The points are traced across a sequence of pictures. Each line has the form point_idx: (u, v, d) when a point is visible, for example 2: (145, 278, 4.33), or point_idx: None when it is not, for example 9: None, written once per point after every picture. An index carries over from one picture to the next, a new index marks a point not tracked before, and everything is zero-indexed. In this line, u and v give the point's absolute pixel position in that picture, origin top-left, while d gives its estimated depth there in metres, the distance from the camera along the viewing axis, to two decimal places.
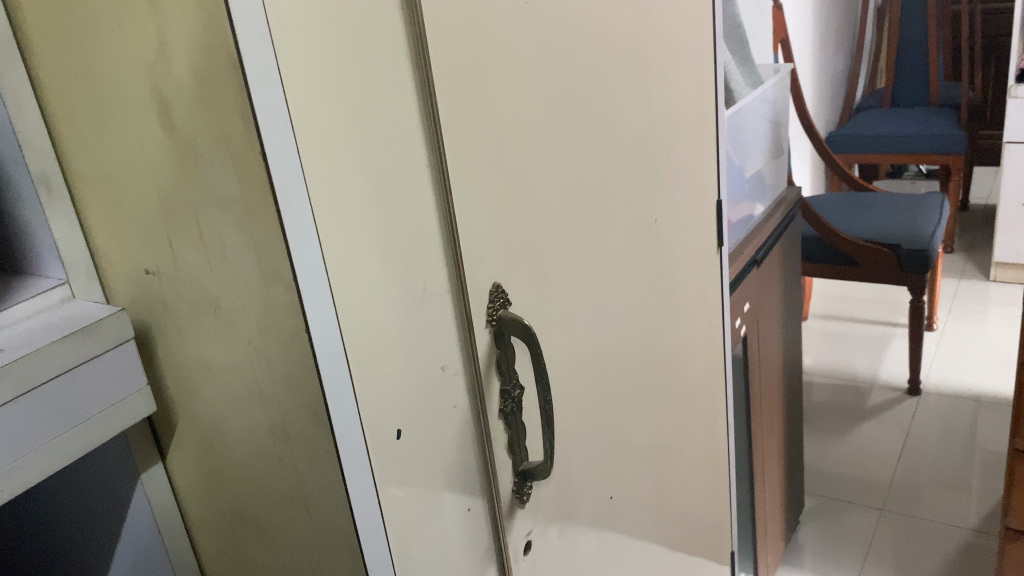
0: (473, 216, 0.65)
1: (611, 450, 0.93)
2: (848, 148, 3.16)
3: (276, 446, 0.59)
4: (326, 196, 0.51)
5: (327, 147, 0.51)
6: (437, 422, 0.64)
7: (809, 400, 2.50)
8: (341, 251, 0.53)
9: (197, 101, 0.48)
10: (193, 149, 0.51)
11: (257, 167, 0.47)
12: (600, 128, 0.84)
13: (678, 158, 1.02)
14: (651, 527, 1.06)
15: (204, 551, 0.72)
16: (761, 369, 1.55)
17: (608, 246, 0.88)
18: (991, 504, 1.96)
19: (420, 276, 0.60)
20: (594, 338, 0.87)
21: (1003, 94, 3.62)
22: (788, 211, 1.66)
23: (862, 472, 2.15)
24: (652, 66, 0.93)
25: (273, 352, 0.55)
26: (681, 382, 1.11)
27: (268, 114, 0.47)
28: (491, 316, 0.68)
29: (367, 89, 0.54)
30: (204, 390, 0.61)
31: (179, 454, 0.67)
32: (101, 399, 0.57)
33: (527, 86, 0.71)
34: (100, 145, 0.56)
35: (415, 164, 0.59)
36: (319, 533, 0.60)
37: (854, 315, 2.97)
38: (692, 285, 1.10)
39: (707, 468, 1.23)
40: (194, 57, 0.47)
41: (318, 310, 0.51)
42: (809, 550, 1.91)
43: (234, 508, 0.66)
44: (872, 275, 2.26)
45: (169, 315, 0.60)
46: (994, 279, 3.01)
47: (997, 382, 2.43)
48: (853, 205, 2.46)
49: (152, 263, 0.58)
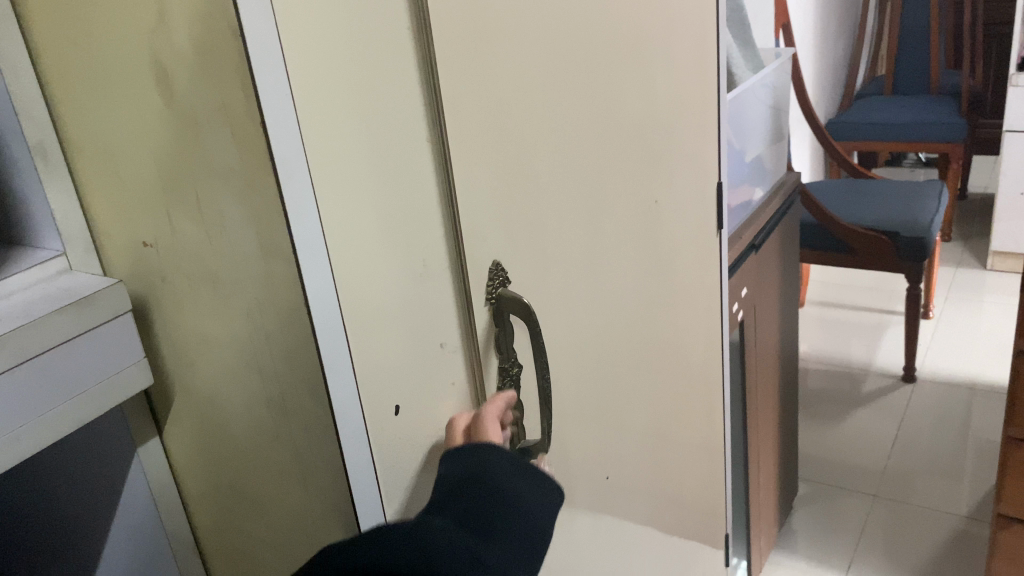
0: (475, 194, 0.64)
1: (608, 433, 0.93)
2: (848, 135, 3.15)
3: (274, 422, 0.59)
4: (327, 168, 0.51)
5: (329, 120, 0.51)
6: (436, 400, 0.64)
7: (805, 386, 2.51)
8: (342, 224, 0.52)
9: (197, 70, 0.48)
10: (192, 120, 0.50)
11: (257, 138, 0.47)
12: (603, 109, 0.83)
13: (677, 140, 1.01)
14: (647, 509, 1.06)
15: (201, 528, 0.72)
16: (758, 354, 1.55)
17: (608, 227, 0.87)
18: (983, 492, 1.97)
19: (421, 252, 0.60)
20: (593, 319, 0.86)
21: (1003, 82, 3.60)
22: (787, 198, 1.65)
23: (857, 459, 2.15)
24: (654, 47, 0.93)
25: (271, 325, 0.54)
26: (678, 366, 1.11)
27: (269, 85, 0.46)
28: (490, 295, 0.68)
29: (369, 64, 0.53)
30: (202, 365, 0.61)
31: (177, 429, 0.67)
32: (96, 372, 0.57)
33: (530, 65, 0.70)
34: (100, 116, 0.55)
35: (415, 138, 0.58)
36: (317, 508, 0.60)
37: (851, 302, 2.97)
38: (691, 270, 1.10)
39: (703, 452, 1.23)
40: (195, 26, 0.47)
41: (318, 285, 0.51)
42: (801, 535, 1.92)
43: (232, 483, 0.66)
44: (869, 262, 2.26)
45: (168, 288, 0.59)
46: (990, 268, 3.00)
47: (992, 371, 2.43)
48: (853, 192, 2.45)
49: (150, 236, 0.57)
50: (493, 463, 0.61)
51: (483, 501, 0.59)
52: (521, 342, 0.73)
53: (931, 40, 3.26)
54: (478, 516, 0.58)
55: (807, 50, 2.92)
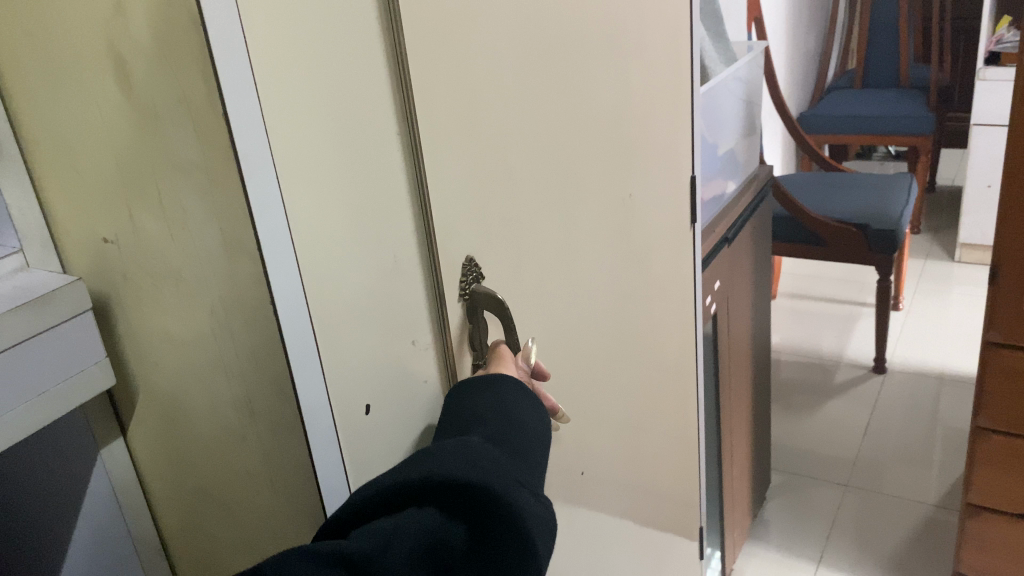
0: (447, 189, 0.63)
1: (582, 428, 0.93)
2: (819, 128, 3.16)
3: (241, 422, 0.57)
4: (293, 163, 0.49)
5: (295, 114, 0.49)
6: (407, 397, 0.63)
7: (777, 377, 2.52)
8: (308, 219, 0.51)
9: (156, 60, 0.46)
10: (152, 112, 0.49)
11: (219, 131, 0.45)
12: (577, 101, 0.83)
13: (651, 132, 1.00)
14: (622, 502, 1.06)
15: (167, 530, 0.70)
16: (731, 346, 1.55)
17: (581, 221, 0.86)
18: (951, 481, 1.99)
19: (391, 247, 0.59)
20: (568, 313, 0.86)
21: (970, 77, 3.64)
22: (759, 191, 1.65)
23: (829, 448, 2.17)
24: (628, 38, 0.92)
25: (237, 324, 0.53)
26: (653, 358, 1.11)
27: (232, 77, 0.45)
28: (463, 291, 0.67)
29: (336, 56, 0.52)
30: (166, 364, 0.59)
31: (141, 429, 0.65)
32: (54, 373, 0.55)
33: (503, 56, 0.69)
34: (56, 107, 0.53)
35: (383, 132, 0.57)
36: (286, 510, 0.59)
37: (822, 293, 2.99)
38: (665, 262, 1.10)
39: (678, 444, 1.23)
40: (154, 15, 0.45)
41: (284, 283, 0.50)
42: (774, 524, 1.93)
43: (198, 485, 0.64)
44: (840, 255, 2.27)
45: (129, 285, 0.57)
46: (959, 259, 3.04)
47: (960, 362, 2.46)
48: (824, 184, 2.46)
49: (110, 231, 0.56)
50: (511, 395, 0.63)
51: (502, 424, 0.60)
52: (495, 338, 0.72)
53: (900, 34, 3.29)
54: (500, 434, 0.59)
55: (778, 44, 2.93)
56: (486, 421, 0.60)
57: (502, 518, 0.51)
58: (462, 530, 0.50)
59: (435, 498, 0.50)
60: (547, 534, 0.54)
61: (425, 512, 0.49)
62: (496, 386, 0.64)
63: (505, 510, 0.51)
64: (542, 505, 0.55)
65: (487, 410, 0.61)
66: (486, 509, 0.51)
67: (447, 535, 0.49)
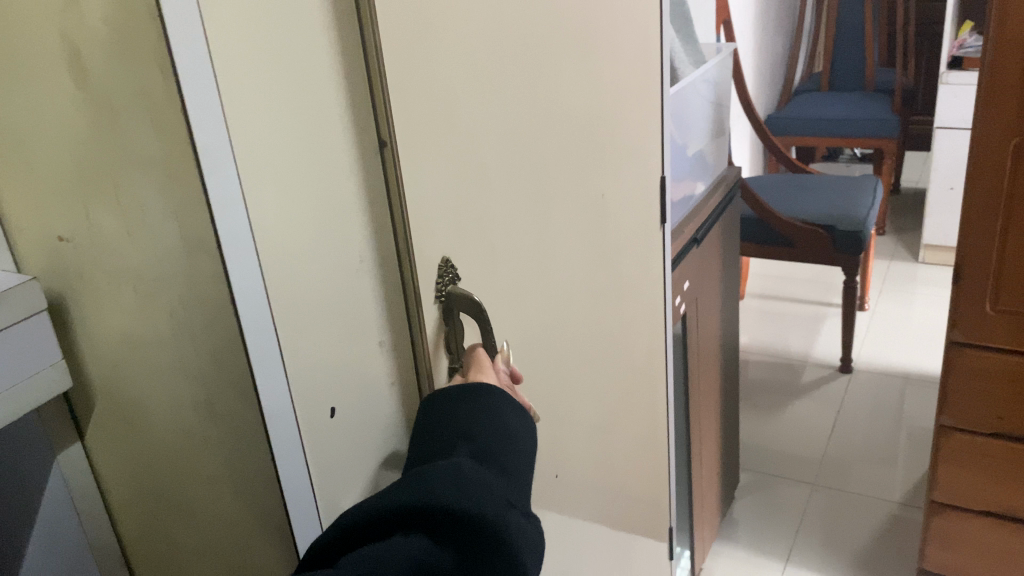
0: (420, 187, 0.62)
1: (552, 429, 0.92)
2: (786, 130, 3.19)
3: (202, 424, 0.56)
4: (255, 160, 0.49)
5: (256, 109, 0.48)
6: (374, 399, 0.62)
7: (745, 377, 2.54)
8: (269, 218, 0.50)
9: (113, 52, 0.45)
10: (108, 106, 0.47)
11: (177, 125, 0.44)
12: (546, 100, 0.82)
13: (621, 132, 1.00)
14: (591, 503, 1.06)
15: (127, 536, 0.68)
16: (700, 346, 1.55)
17: (552, 221, 0.85)
18: (916, 479, 2.01)
19: (358, 247, 0.58)
20: (537, 314, 0.85)
21: (934, 81, 3.70)
22: (727, 193, 1.66)
23: (796, 448, 2.19)
24: (598, 38, 0.92)
25: (197, 324, 0.52)
26: (623, 359, 1.10)
27: (190, 70, 0.44)
28: (440, 291, 0.66)
29: (298, 50, 0.51)
30: (125, 365, 0.58)
31: (99, 433, 0.63)
32: (7, 375, 0.53)
33: (471, 54, 0.68)
34: (8, 100, 0.52)
35: (349, 129, 0.56)
36: (248, 515, 0.57)
37: (790, 294, 3.02)
38: (634, 263, 1.09)
39: (647, 444, 1.23)
40: (110, 5, 0.44)
41: (245, 282, 0.49)
42: (743, 523, 1.94)
43: (158, 490, 0.63)
44: (807, 256, 2.29)
45: (86, 285, 0.56)
46: (923, 261, 3.08)
47: (924, 362, 2.49)
48: (792, 186, 2.48)
49: (66, 229, 0.54)
50: (500, 407, 0.63)
51: (491, 440, 0.60)
52: (469, 340, 0.72)
53: (865, 38, 3.33)
54: (487, 451, 0.59)
55: (747, 47, 2.95)
56: (474, 436, 0.60)
57: (489, 541, 0.50)
58: (450, 556, 0.49)
59: (422, 523, 0.49)
60: (533, 555, 0.53)
61: (414, 538, 0.48)
62: (485, 395, 0.63)
63: (494, 537, 0.50)
64: (528, 527, 0.54)
65: (476, 424, 0.60)
66: (474, 535, 0.50)
67: (434, 561, 0.48)
